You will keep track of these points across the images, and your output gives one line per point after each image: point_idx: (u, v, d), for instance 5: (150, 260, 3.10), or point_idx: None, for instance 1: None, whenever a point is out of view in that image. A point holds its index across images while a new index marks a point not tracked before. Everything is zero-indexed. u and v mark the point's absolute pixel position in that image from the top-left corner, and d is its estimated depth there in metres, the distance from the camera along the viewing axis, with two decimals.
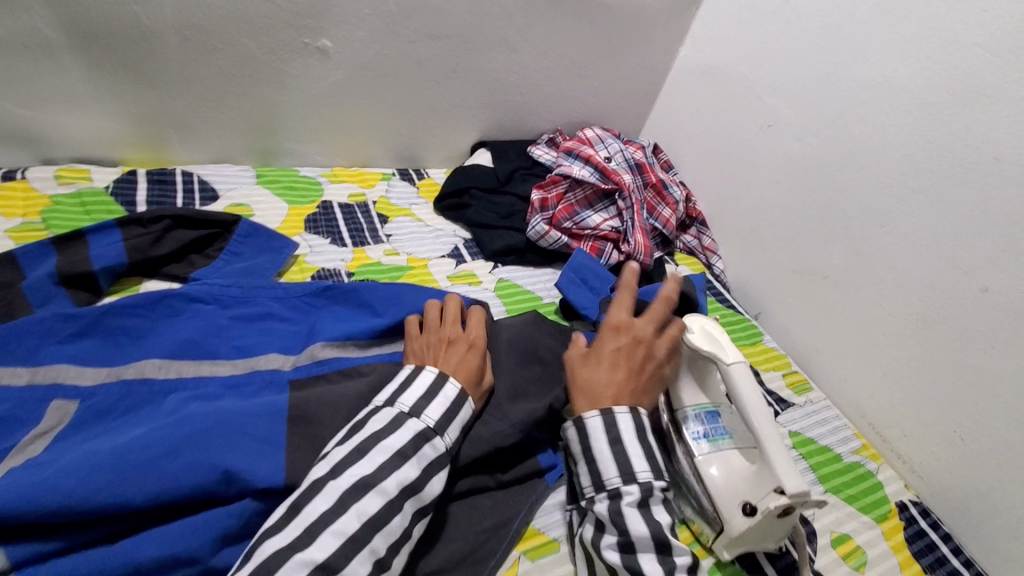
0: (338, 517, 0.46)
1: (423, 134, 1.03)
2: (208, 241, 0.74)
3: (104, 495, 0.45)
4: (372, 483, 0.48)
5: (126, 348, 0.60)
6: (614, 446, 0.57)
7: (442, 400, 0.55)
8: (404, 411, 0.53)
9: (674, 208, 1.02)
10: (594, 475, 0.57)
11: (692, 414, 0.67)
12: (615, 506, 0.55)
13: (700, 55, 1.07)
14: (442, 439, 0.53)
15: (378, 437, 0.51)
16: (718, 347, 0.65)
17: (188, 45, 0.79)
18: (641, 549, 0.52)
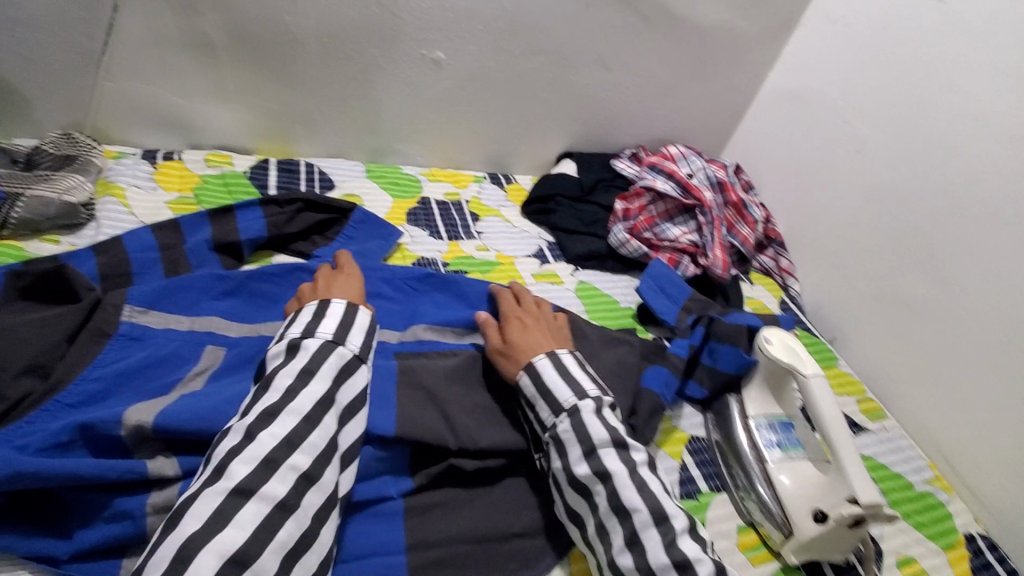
0: (250, 445, 0.49)
1: (514, 142, 1.10)
2: (328, 225, 0.84)
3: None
4: (279, 409, 0.52)
5: (264, 310, 0.70)
6: (561, 373, 0.62)
7: (333, 317, 0.61)
8: (296, 337, 0.58)
9: (753, 228, 1.04)
10: (548, 405, 0.61)
11: (764, 422, 0.71)
12: (574, 420, 0.59)
13: (790, 80, 1.09)
14: (346, 346, 0.59)
15: (280, 367, 0.55)
16: (796, 359, 0.68)
17: (324, 52, 0.90)
18: (601, 448, 0.57)
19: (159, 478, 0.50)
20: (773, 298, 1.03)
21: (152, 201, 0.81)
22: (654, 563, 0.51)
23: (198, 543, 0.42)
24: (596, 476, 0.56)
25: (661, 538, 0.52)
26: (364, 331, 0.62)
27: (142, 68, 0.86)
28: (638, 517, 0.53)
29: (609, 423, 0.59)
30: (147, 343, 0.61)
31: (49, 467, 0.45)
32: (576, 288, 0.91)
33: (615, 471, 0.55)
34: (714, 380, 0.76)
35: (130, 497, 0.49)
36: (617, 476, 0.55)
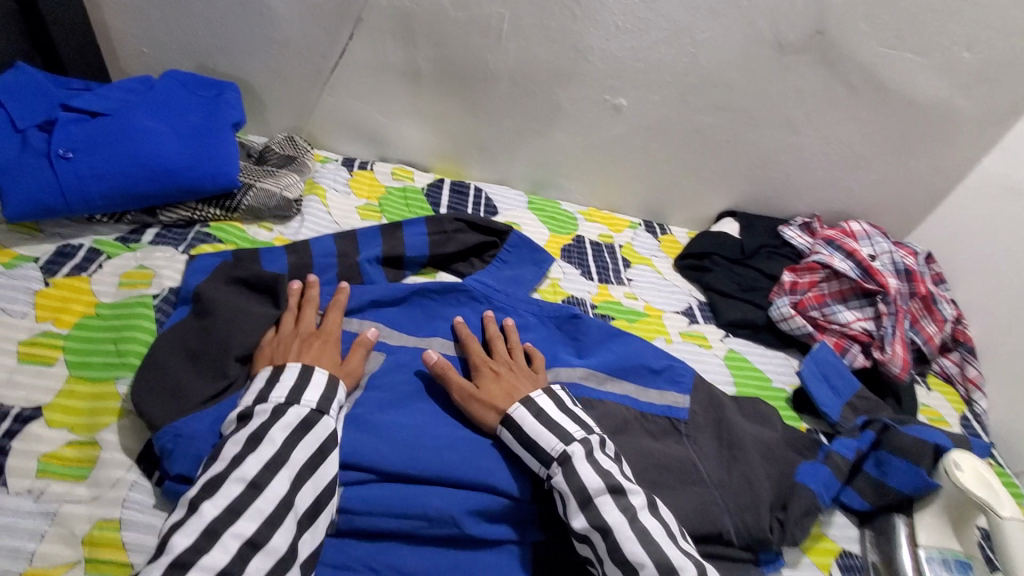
0: (191, 518, 0.46)
1: (676, 193, 1.08)
2: (484, 248, 0.87)
3: (407, 464, 0.58)
4: (224, 475, 0.49)
5: (422, 322, 0.75)
6: (533, 427, 0.59)
7: (314, 386, 0.57)
8: (250, 405, 0.54)
9: (941, 327, 0.92)
10: (537, 456, 0.58)
11: (938, 555, 0.64)
12: (567, 469, 0.55)
13: (1017, 168, 0.95)
14: (302, 406, 0.55)
15: (229, 436, 0.52)
16: (991, 495, 0.62)
17: (513, 87, 0.95)
18: (598, 497, 0.53)
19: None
20: (953, 412, 0.89)
21: (345, 204, 0.91)
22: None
23: (187, 559, 0.43)
24: (595, 529, 0.52)
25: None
26: (324, 388, 0.57)
27: (357, 88, 0.97)
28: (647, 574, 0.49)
29: (602, 468, 0.56)
30: None
31: None
32: (725, 355, 0.86)
33: (615, 524, 0.52)
34: (879, 493, 0.68)
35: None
36: (618, 528, 0.52)
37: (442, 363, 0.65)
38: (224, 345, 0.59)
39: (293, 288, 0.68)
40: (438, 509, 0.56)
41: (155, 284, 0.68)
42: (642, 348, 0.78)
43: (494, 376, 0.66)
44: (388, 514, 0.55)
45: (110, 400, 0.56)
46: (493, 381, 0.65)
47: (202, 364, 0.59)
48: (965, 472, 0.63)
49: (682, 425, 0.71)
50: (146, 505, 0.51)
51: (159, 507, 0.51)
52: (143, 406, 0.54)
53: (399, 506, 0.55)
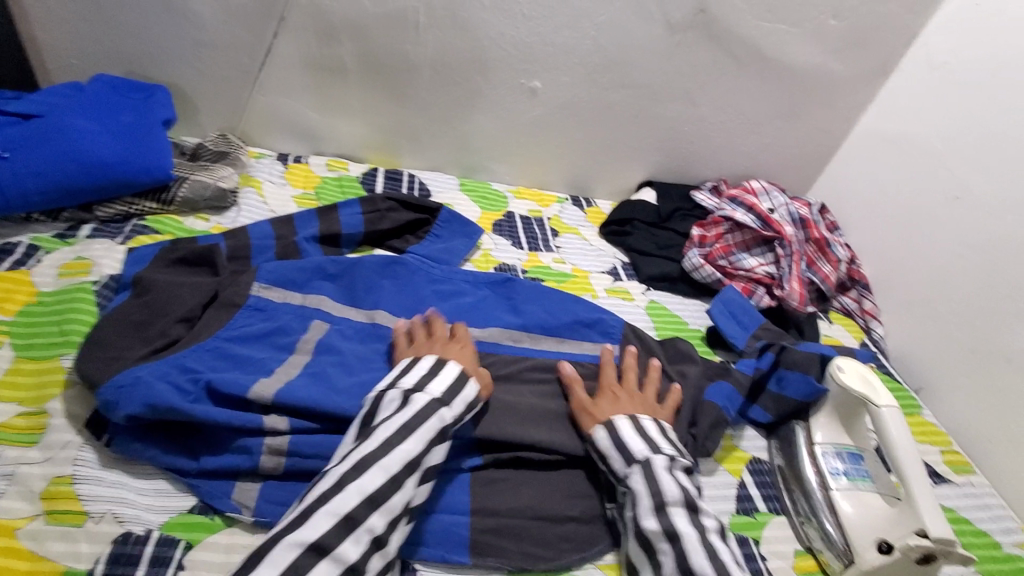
0: (338, 496, 0.50)
1: (597, 168, 1.17)
2: (417, 225, 0.93)
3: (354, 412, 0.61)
4: (375, 459, 0.53)
5: (365, 295, 0.78)
6: (618, 439, 0.63)
7: (437, 378, 0.62)
8: (408, 389, 0.60)
9: (835, 266, 1.03)
10: (623, 457, 0.62)
11: (833, 451, 0.71)
12: (646, 474, 0.59)
13: (886, 123, 1.08)
14: (446, 411, 0.59)
15: (383, 419, 0.57)
16: (869, 390, 0.68)
17: (435, 78, 1.02)
18: (672, 507, 0.57)
19: (272, 430, 0.59)
20: (852, 339, 1.00)
21: (281, 194, 0.95)
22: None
23: (326, 544, 0.48)
24: (665, 533, 0.55)
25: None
26: (466, 400, 0.62)
27: (287, 86, 1.02)
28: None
29: (681, 482, 0.59)
30: (270, 313, 0.71)
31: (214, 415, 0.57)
32: (647, 306, 0.94)
33: (684, 534, 0.54)
34: (778, 406, 0.76)
35: (250, 436, 0.58)
36: (688, 538, 0.54)
37: (571, 377, 0.72)
38: (162, 310, 0.66)
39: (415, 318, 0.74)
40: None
41: (95, 272, 0.71)
42: (573, 305, 0.84)
43: (616, 396, 0.69)
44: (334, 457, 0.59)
45: (56, 373, 0.61)
46: (610, 402, 0.68)
47: (143, 329, 0.64)
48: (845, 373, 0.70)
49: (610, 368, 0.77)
50: (95, 463, 0.56)
51: (106, 466, 0.56)
52: (87, 373, 0.59)
53: None
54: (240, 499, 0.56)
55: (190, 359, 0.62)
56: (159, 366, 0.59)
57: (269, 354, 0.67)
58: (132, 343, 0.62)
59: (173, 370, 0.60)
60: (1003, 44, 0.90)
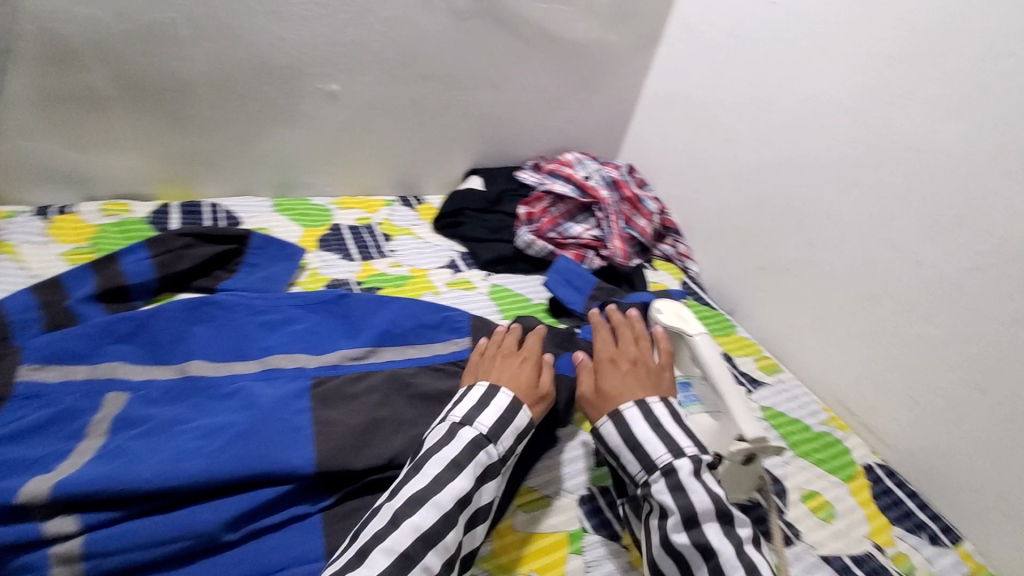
0: (393, 532, 0.52)
1: (420, 164, 1.15)
2: (227, 257, 0.84)
3: (164, 479, 0.53)
4: (425, 496, 0.54)
5: (172, 348, 0.68)
6: (642, 436, 0.62)
7: (493, 408, 0.62)
8: (458, 422, 0.60)
9: (649, 219, 1.14)
10: (639, 460, 0.61)
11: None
12: (672, 481, 0.58)
13: (664, 84, 1.21)
14: (494, 446, 0.60)
15: (432, 453, 0.58)
16: (684, 323, 0.75)
17: (218, 94, 0.92)
18: (706, 522, 0.56)
19: (59, 535, 0.50)
20: (675, 280, 1.11)
21: (45, 254, 0.80)
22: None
23: None
24: (697, 547, 0.55)
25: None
26: (518, 432, 0.62)
27: (30, 125, 0.85)
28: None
29: (710, 488, 0.57)
30: (47, 398, 0.60)
31: None
32: (489, 290, 0.95)
33: (718, 548, 0.54)
34: None
35: (32, 551, 0.49)
36: (723, 553, 0.54)
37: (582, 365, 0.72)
38: None
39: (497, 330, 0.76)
40: (206, 523, 0.52)
41: None
42: (418, 306, 0.81)
43: (617, 374, 0.69)
44: (148, 543, 0.50)
45: None
46: (620, 382, 0.68)
47: None
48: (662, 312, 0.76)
49: (468, 363, 0.77)
50: None
51: None
52: None
53: (162, 531, 0.51)
54: None
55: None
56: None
57: (49, 448, 0.56)
58: None
59: None
60: (735, 5, 1.05)
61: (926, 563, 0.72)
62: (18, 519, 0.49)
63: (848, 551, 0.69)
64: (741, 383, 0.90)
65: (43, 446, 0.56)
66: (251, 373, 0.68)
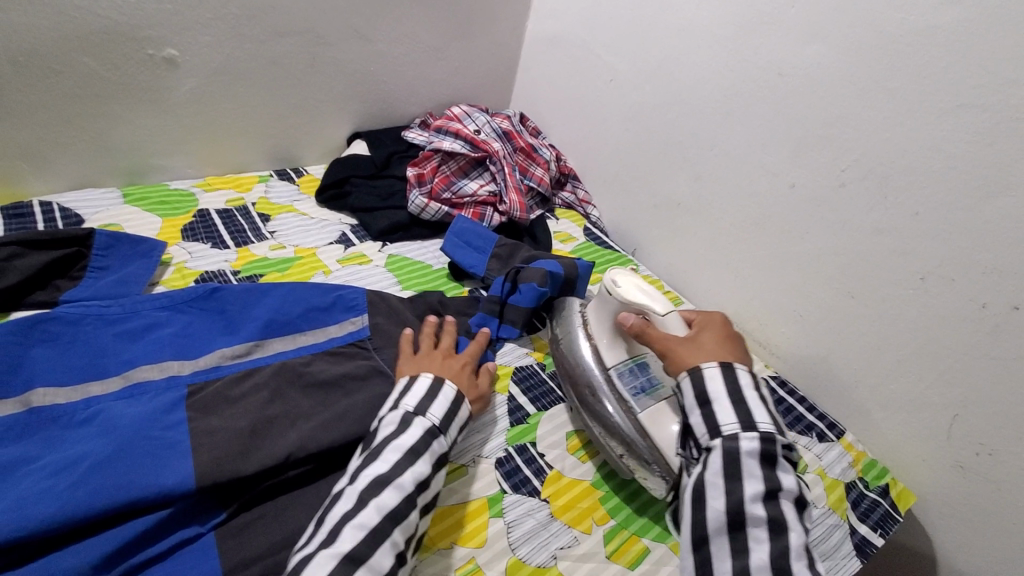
0: (360, 511, 0.51)
1: (294, 133, 1.05)
2: (69, 263, 0.72)
3: (6, 528, 0.46)
4: (388, 479, 0.53)
5: (8, 380, 0.58)
6: (732, 393, 0.57)
7: (442, 399, 0.61)
8: (412, 411, 0.58)
9: (545, 167, 1.12)
10: (734, 413, 0.56)
11: (626, 369, 0.70)
12: (768, 448, 0.53)
13: (545, 24, 1.16)
14: (445, 437, 0.59)
15: (389, 438, 0.56)
16: (648, 300, 0.68)
17: (21, 71, 0.77)
18: (781, 494, 0.52)
19: None
20: (577, 228, 1.11)
21: None
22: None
23: (359, 556, 0.48)
24: (769, 520, 0.50)
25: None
26: (462, 421, 0.61)
27: None
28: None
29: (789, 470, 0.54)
30: None
31: None
32: (386, 262, 0.90)
33: (790, 523, 0.51)
34: (523, 313, 0.80)
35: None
36: (793, 540, 0.50)
37: (640, 323, 0.67)
38: None
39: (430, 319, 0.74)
40: (69, 570, 0.46)
41: None
42: (304, 289, 0.75)
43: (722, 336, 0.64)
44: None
45: None
46: (715, 343, 0.63)
47: None
48: (623, 284, 0.70)
49: (368, 342, 0.72)
50: None
51: None
52: None
53: None
54: None
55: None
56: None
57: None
58: None
59: None
60: None
61: (816, 459, 0.80)
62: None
63: None
64: None
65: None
66: (112, 394, 0.60)
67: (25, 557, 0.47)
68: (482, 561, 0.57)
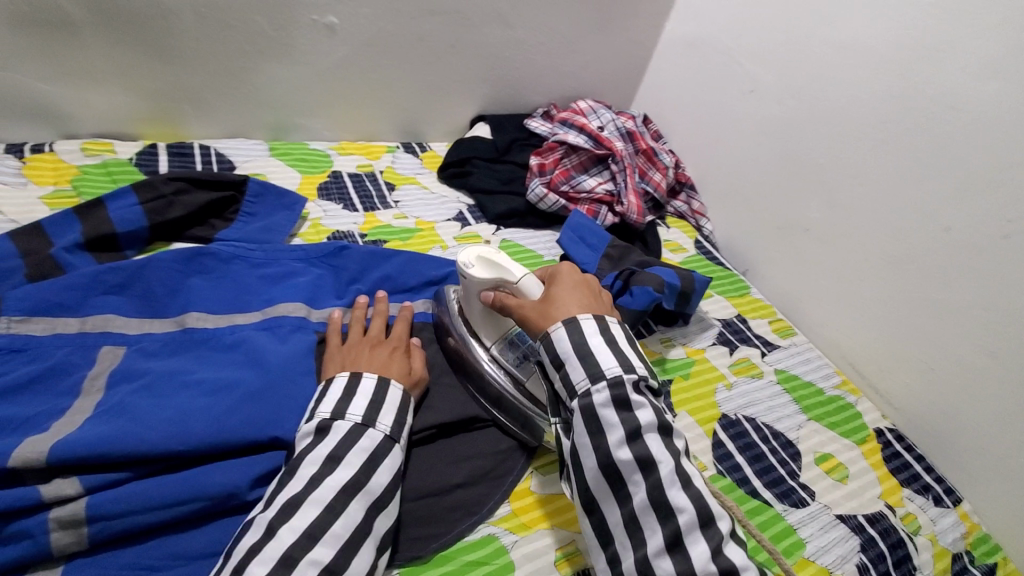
0: (269, 542, 0.44)
1: (424, 109, 1.08)
2: (224, 205, 0.78)
3: (171, 442, 0.49)
4: (303, 497, 0.47)
5: (169, 303, 0.64)
6: (579, 348, 0.53)
7: (390, 407, 0.55)
8: (328, 417, 0.52)
9: (664, 173, 1.09)
10: (584, 367, 0.52)
11: (506, 343, 0.65)
12: (619, 392, 0.51)
13: (686, 27, 1.13)
14: (376, 428, 0.53)
15: (306, 451, 0.50)
16: (501, 271, 0.62)
17: (204, 22, 0.84)
18: (647, 433, 0.50)
19: (59, 499, 0.45)
20: (688, 239, 1.08)
21: (23, 197, 0.74)
22: (699, 571, 0.46)
23: None
24: (637, 464, 0.49)
25: (707, 543, 0.47)
26: (398, 405, 0.56)
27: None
28: (683, 517, 0.47)
29: (656, 404, 0.52)
30: (35, 352, 0.55)
31: None
32: (499, 246, 0.91)
33: (662, 460, 0.49)
34: (632, 317, 0.77)
35: (30, 515, 0.44)
36: (664, 469, 0.49)
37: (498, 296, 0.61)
38: None
39: (361, 301, 0.68)
40: (219, 484, 0.49)
41: None
42: (423, 261, 0.78)
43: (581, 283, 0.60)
44: (156, 507, 0.46)
45: None
46: (570, 294, 0.58)
47: None
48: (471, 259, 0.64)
49: None
50: None
51: None
52: None
53: (171, 492, 0.47)
54: None
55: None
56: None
57: (42, 407, 0.51)
58: None
59: None
60: None
61: (930, 523, 0.74)
62: (14, 483, 0.45)
63: (861, 510, 0.72)
64: (754, 345, 0.89)
65: (37, 404, 0.51)
66: (253, 323, 0.65)
67: (177, 468, 0.50)
68: (580, 546, 0.57)
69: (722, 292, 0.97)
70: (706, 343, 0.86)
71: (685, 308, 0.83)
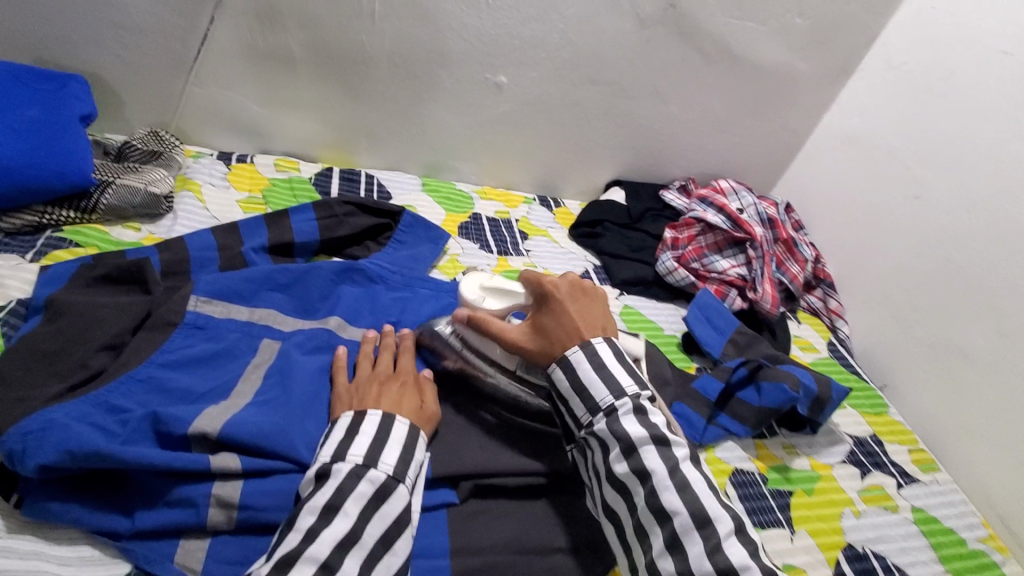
0: None
1: (566, 168, 1.13)
2: (379, 230, 0.86)
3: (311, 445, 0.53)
4: (297, 555, 0.43)
5: (320, 307, 0.71)
6: (574, 385, 0.56)
7: (394, 445, 0.52)
8: (327, 462, 0.50)
9: (802, 266, 1.04)
10: (583, 402, 0.56)
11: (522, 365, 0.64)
12: (611, 423, 0.54)
13: (848, 121, 1.10)
14: (404, 485, 0.51)
15: (305, 500, 0.47)
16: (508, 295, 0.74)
17: (394, 71, 0.94)
18: (642, 448, 0.52)
19: (222, 472, 0.50)
20: (820, 338, 1.01)
21: (224, 197, 0.86)
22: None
23: None
24: (636, 476, 0.51)
25: (704, 542, 0.47)
26: (402, 445, 0.53)
27: (228, 78, 0.91)
28: (678, 521, 0.48)
29: (650, 420, 0.54)
30: (213, 332, 0.61)
31: (172, 462, 0.48)
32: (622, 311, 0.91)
33: (654, 470, 0.51)
34: (756, 416, 0.74)
35: (194, 484, 0.49)
36: (658, 476, 0.50)
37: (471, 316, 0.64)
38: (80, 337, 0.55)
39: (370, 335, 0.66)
40: None
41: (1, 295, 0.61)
42: None
43: (577, 308, 0.60)
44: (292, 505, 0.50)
45: None
46: (564, 319, 0.59)
47: (56, 362, 0.54)
48: (477, 292, 0.74)
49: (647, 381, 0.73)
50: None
51: (15, 532, 0.46)
52: None
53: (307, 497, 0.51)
54: (186, 563, 0.47)
55: (116, 397, 0.52)
56: (75, 406, 0.49)
57: (214, 382, 0.57)
58: (40, 378, 0.52)
59: (95, 410, 0.49)
60: (961, 47, 0.93)
61: None
62: (184, 449, 0.51)
63: None
64: (887, 473, 0.80)
65: (211, 378, 0.58)
66: None
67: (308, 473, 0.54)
68: None
69: (855, 405, 0.89)
70: (834, 459, 0.78)
71: (817, 417, 0.77)
